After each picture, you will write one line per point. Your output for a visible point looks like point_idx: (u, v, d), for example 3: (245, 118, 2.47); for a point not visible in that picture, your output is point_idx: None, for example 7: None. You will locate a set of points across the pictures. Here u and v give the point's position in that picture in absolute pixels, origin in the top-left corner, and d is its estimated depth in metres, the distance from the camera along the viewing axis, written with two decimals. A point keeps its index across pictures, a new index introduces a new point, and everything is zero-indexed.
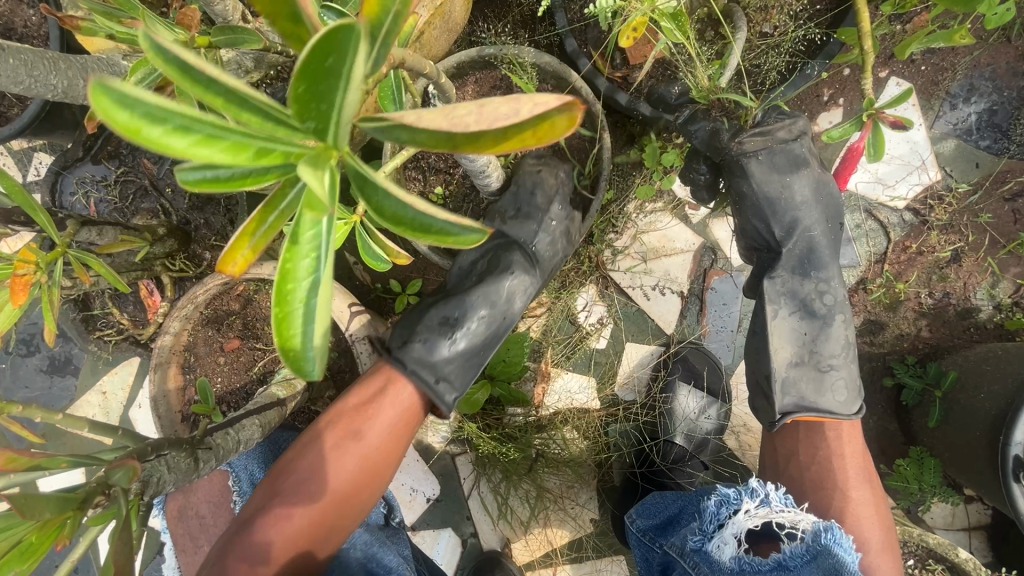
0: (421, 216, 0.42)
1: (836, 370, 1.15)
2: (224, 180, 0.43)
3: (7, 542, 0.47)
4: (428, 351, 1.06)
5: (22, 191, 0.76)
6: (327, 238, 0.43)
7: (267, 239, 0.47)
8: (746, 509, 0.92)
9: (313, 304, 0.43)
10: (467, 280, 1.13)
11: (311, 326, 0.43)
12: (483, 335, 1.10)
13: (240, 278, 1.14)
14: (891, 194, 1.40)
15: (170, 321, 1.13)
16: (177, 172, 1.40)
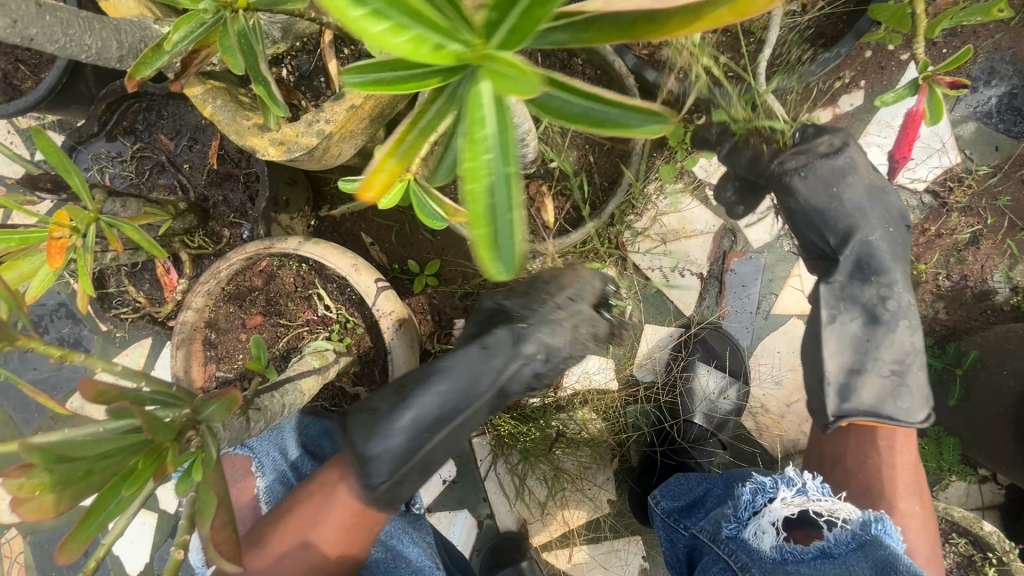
0: (590, 110, 0.54)
1: (904, 377, 1.15)
2: (388, 81, 0.53)
3: (111, 470, 0.53)
4: (364, 432, 0.96)
5: (58, 152, 0.75)
6: (499, 136, 0.46)
7: (409, 155, 0.53)
8: (781, 497, 0.95)
9: (498, 198, 0.46)
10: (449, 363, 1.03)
11: (504, 220, 0.46)
12: (431, 427, 0.98)
13: (264, 252, 1.13)
14: (911, 176, 1.41)
15: (193, 296, 1.12)
16: (194, 149, 1.38)
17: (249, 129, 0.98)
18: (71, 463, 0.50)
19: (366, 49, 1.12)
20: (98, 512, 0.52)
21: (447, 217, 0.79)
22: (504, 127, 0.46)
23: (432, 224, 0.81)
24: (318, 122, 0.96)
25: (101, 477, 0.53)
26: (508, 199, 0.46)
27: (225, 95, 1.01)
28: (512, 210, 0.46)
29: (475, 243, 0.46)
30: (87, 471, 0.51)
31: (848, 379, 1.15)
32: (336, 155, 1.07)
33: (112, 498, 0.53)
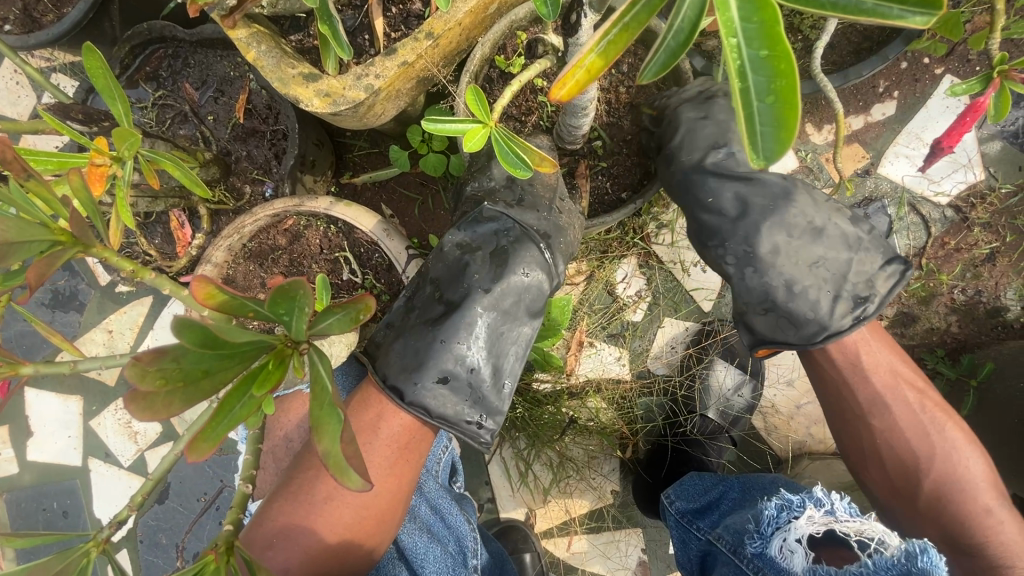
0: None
1: (819, 290, 1.04)
2: None
3: (234, 371, 0.48)
4: (452, 358, 0.96)
5: (107, 75, 0.71)
6: (748, 19, 0.36)
7: (603, 49, 0.39)
8: (809, 515, 0.88)
9: (752, 80, 0.37)
10: (459, 291, 0.99)
11: (758, 110, 0.38)
12: (496, 356, 0.99)
13: (292, 210, 1.10)
14: (935, 189, 1.43)
15: (214, 249, 1.10)
16: (219, 101, 1.33)
17: (294, 78, 0.95)
18: (199, 357, 0.44)
19: (414, 10, 1.10)
20: (226, 415, 0.48)
21: (534, 167, 0.63)
22: (762, 5, 0.35)
23: (514, 174, 0.63)
24: (366, 76, 0.93)
25: (217, 380, 0.46)
26: (769, 79, 0.37)
27: (270, 41, 0.97)
28: (771, 95, 0.37)
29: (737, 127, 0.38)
30: (204, 370, 0.45)
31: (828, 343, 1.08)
32: (378, 115, 1.04)
33: (238, 400, 0.49)
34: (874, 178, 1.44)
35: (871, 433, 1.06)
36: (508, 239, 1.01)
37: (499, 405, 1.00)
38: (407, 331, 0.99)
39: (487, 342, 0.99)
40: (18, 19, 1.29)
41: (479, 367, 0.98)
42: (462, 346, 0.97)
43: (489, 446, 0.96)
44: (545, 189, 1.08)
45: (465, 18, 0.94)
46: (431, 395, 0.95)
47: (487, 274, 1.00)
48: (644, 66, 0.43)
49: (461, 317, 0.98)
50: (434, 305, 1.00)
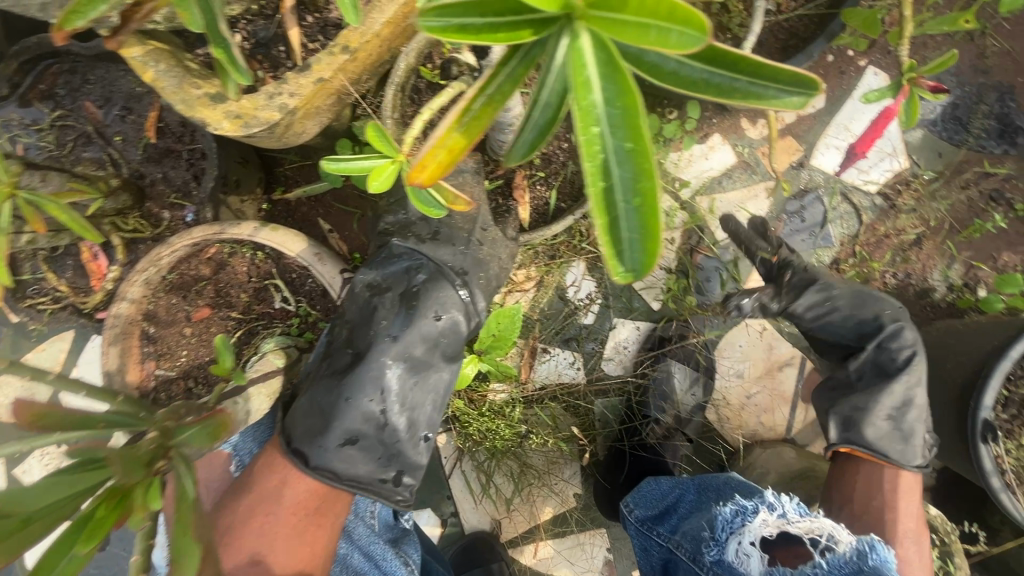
0: (720, 83, 0.49)
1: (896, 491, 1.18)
2: (473, 31, 0.48)
3: (66, 514, 0.53)
4: (359, 415, 0.93)
5: None
6: (611, 107, 0.46)
7: (471, 126, 0.51)
8: (763, 518, 0.92)
9: (625, 172, 0.46)
10: (362, 340, 0.95)
11: (627, 211, 0.47)
12: (409, 408, 0.98)
13: (212, 238, 1.02)
14: (865, 178, 1.48)
15: (129, 286, 1.01)
16: (127, 119, 1.22)
17: (199, 99, 0.87)
18: (21, 510, 0.50)
19: (332, 18, 1.03)
20: (57, 556, 0.53)
21: (446, 205, 0.67)
22: (622, 94, 0.46)
23: (426, 214, 0.67)
24: (280, 95, 0.87)
25: (40, 525, 0.51)
26: (634, 172, 0.46)
27: (170, 59, 0.89)
28: (637, 198, 0.47)
29: (607, 246, 0.48)
30: (23, 521, 0.49)
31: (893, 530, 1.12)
32: (298, 133, 0.98)
33: (73, 539, 0.54)
34: (808, 170, 1.48)
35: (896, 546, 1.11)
36: (420, 277, 0.98)
37: (416, 459, 0.99)
38: (314, 387, 0.95)
39: (399, 395, 0.96)
40: None
41: (392, 422, 0.96)
42: (370, 401, 0.94)
43: (405, 504, 0.97)
44: (464, 220, 1.04)
45: (383, 29, 0.89)
46: (340, 457, 0.93)
47: (395, 320, 0.96)
48: (514, 148, 0.57)
49: (370, 372, 0.94)
50: (342, 354, 0.96)
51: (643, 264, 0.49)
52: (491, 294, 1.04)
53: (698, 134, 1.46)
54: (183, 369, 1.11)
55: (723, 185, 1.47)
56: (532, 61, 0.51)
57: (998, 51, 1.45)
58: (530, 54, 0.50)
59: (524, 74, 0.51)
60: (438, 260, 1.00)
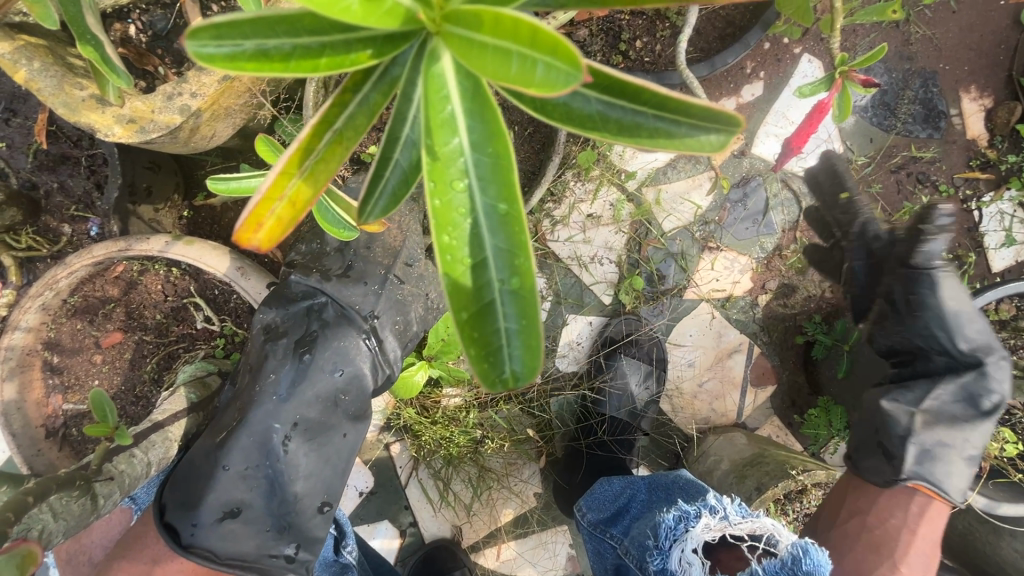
0: (619, 118, 0.47)
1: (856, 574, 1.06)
2: (297, 61, 0.44)
3: None
4: (243, 479, 0.87)
5: None
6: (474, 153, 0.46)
7: (317, 166, 0.48)
8: (704, 523, 0.88)
9: (491, 239, 0.47)
10: (246, 395, 0.89)
11: (502, 296, 0.47)
12: (306, 469, 0.91)
13: (117, 256, 0.92)
14: (803, 165, 1.51)
15: (20, 313, 0.90)
16: (13, 122, 1.09)
17: (83, 102, 0.77)
18: None
19: (240, 8, 0.93)
20: None
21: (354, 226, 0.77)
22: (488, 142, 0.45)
23: (337, 233, 0.78)
24: (180, 96, 0.78)
25: None
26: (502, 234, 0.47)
27: (46, 55, 0.78)
28: (513, 279, 0.47)
29: (478, 349, 0.47)
30: None
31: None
32: (208, 136, 0.89)
33: None
34: (749, 159, 1.49)
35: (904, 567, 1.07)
36: (319, 324, 0.93)
37: (314, 533, 0.92)
38: (194, 449, 0.88)
39: (291, 458, 0.90)
40: None
41: (283, 492, 0.89)
42: (257, 464, 0.87)
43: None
44: (376, 244, 0.98)
45: None
46: (217, 533, 0.85)
47: (285, 374, 0.90)
48: (369, 208, 0.52)
49: (253, 435, 0.87)
50: (229, 413, 0.90)
51: (523, 365, 0.48)
52: (404, 340, 0.98)
53: None
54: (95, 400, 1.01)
55: (669, 176, 1.47)
56: (388, 92, 0.49)
57: (921, 37, 1.50)
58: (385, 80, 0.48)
59: (381, 101, 0.49)
60: (340, 308, 0.94)
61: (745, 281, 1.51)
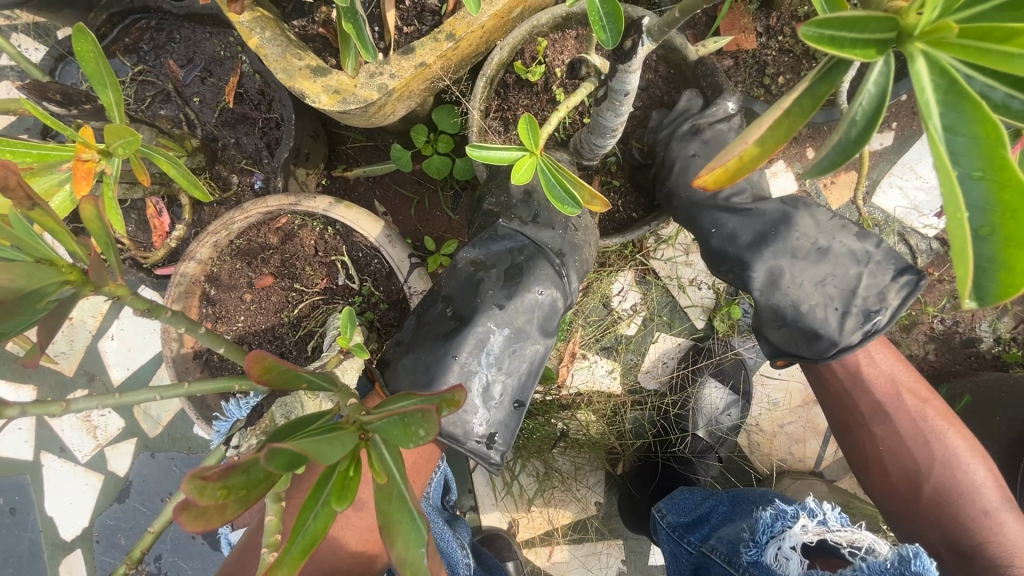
0: None
1: (826, 308, 0.99)
2: (844, 44, 0.34)
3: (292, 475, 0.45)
4: (464, 372, 0.94)
5: (98, 58, 0.63)
6: (954, 130, 0.35)
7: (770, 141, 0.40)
8: (803, 524, 0.85)
9: (974, 193, 0.35)
10: (467, 302, 0.96)
11: (976, 242, 0.35)
12: (512, 372, 0.96)
13: (286, 208, 1.03)
14: (924, 222, 1.47)
15: (199, 246, 1.02)
16: (207, 82, 1.23)
17: (301, 71, 0.88)
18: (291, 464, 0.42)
19: (429, 5, 1.03)
20: (300, 533, 0.46)
21: (582, 204, 0.59)
22: (982, 121, 0.34)
23: (559, 211, 0.60)
24: (381, 76, 0.87)
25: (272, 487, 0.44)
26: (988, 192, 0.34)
27: (274, 27, 0.90)
28: (992, 225, 0.34)
29: (963, 264, 0.34)
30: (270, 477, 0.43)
31: (789, 270, 1.00)
32: (387, 114, 0.98)
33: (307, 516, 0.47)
34: (867, 208, 1.47)
35: (874, 441, 1.06)
36: (522, 256, 0.97)
37: (510, 425, 0.96)
38: (416, 345, 0.97)
39: (499, 362, 0.95)
40: None
41: (488, 387, 0.95)
42: (472, 361, 0.94)
43: (500, 464, 0.93)
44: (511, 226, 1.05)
45: (488, 22, 0.89)
46: (446, 413, 0.92)
47: (501, 288, 0.96)
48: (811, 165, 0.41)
49: (472, 334, 0.95)
50: (445, 320, 0.96)
51: (1000, 287, 0.35)
52: (584, 276, 1.03)
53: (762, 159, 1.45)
54: (238, 334, 1.11)
55: None
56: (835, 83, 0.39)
57: None
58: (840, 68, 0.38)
59: (826, 93, 0.39)
60: (540, 238, 1.00)
61: None
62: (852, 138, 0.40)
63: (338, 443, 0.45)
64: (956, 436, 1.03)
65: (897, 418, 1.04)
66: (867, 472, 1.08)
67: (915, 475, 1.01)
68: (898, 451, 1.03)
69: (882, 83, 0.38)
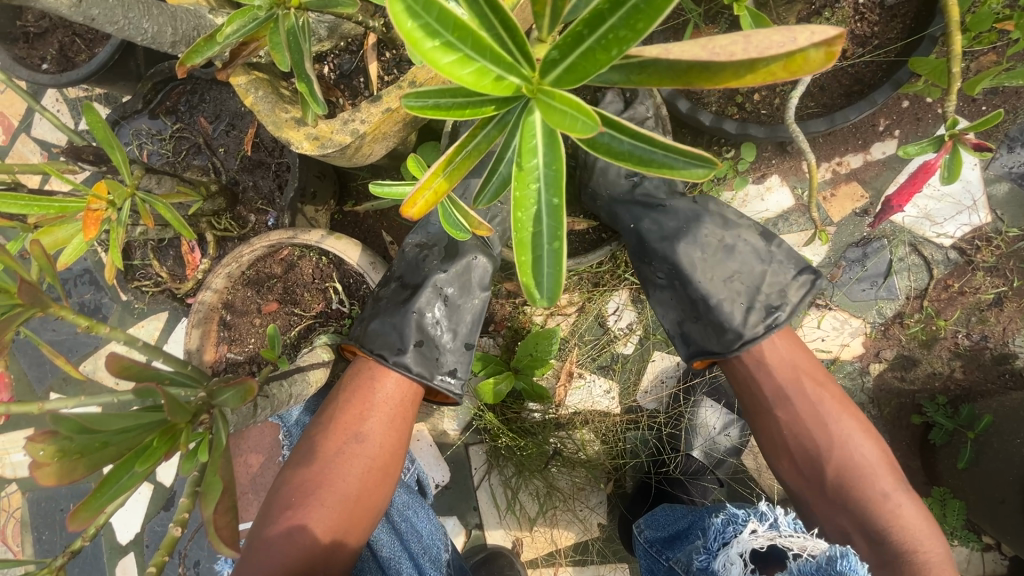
0: (651, 153, 0.51)
1: (733, 302, 1.09)
2: (447, 108, 0.53)
3: (120, 445, 0.55)
4: (420, 325, 1.09)
5: (105, 126, 0.77)
6: (548, 168, 0.54)
7: (454, 175, 0.57)
8: (752, 528, 0.83)
9: (541, 229, 0.58)
10: (420, 268, 1.13)
11: (547, 252, 0.59)
12: (463, 320, 1.13)
13: (285, 242, 1.15)
14: (938, 231, 1.39)
15: (213, 277, 1.16)
16: (231, 134, 1.41)
17: (286, 122, 1.00)
18: (94, 433, 0.54)
19: (406, 55, 1.14)
20: (112, 485, 0.56)
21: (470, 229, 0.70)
22: (557, 160, 0.54)
23: (456, 236, 0.73)
24: (354, 122, 0.99)
25: (116, 450, 0.55)
26: (555, 229, 0.58)
27: (267, 87, 1.04)
28: (555, 240, 0.58)
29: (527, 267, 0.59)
30: (103, 442, 0.54)
31: (698, 262, 1.11)
32: (366, 155, 1.09)
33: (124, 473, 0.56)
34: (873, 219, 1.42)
35: (780, 428, 1.05)
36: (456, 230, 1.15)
37: (465, 363, 1.12)
38: (379, 309, 1.11)
39: (448, 313, 1.12)
40: (55, 58, 1.42)
41: (443, 335, 1.11)
42: (429, 314, 1.10)
43: (460, 395, 1.10)
44: (479, 249, 1.15)
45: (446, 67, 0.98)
46: (414, 358, 1.08)
47: (446, 258, 1.13)
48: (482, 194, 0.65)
49: (427, 292, 1.11)
50: (401, 290, 1.12)
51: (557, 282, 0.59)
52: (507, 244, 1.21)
53: (755, 174, 1.43)
54: (249, 355, 1.25)
55: (779, 228, 1.44)
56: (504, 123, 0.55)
57: None
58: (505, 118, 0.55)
59: (497, 136, 0.56)
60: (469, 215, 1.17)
61: (855, 345, 1.43)
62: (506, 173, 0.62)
63: (131, 417, 0.57)
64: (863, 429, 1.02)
65: (798, 402, 1.03)
66: (779, 460, 1.06)
67: (819, 458, 1.00)
68: (802, 436, 1.02)
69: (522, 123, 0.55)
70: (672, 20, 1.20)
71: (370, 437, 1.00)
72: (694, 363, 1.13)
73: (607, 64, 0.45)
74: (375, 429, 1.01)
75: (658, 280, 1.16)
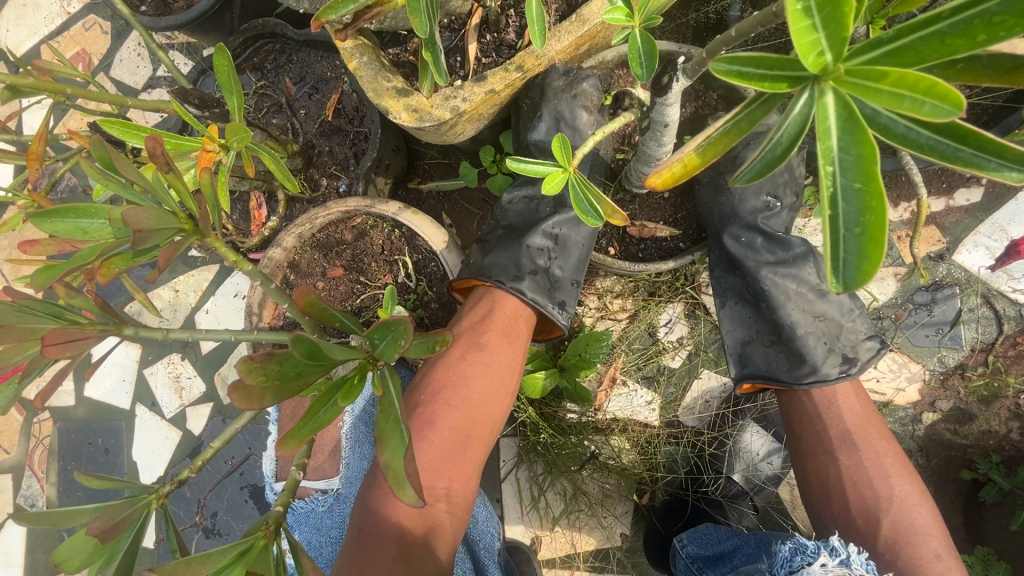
0: (960, 151, 0.41)
1: (819, 339, 1.06)
2: (748, 77, 0.44)
3: (313, 377, 0.53)
4: (534, 260, 1.12)
5: (230, 71, 0.78)
6: (846, 152, 0.42)
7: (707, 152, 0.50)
8: (822, 562, 0.81)
9: (846, 209, 0.42)
10: (534, 215, 1.17)
11: (846, 238, 0.43)
12: (572, 261, 1.15)
13: (361, 210, 1.15)
14: (1014, 286, 1.36)
15: (286, 235, 1.17)
16: (313, 97, 1.42)
17: (388, 90, 1.00)
18: (296, 362, 0.50)
19: (507, 40, 1.14)
20: (313, 417, 0.55)
21: (603, 217, 0.70)
22: (863, 142, 0.41)
23: (584, 221, 0.73)
24: (456, 99, 0.98)
25: (304, 382, 0.52)
26: (861, 211, 0.42)
27: (371, 53, 1.04)
28: (858, 227, 0.42)
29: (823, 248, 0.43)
30: (297, 373, 0.51)
31: (791, 293, 1.09)
32: (457, 134, 1.09)
33: (321, 408, 0.56)
34: (947, 265, 1.38)
35: (839, 471, 1.00)
36: None
37: (573, 298, 1.14)
38: (491, 246, 1.13)
39: (557, 251, 1.15)
40: (153, 3, 1.44)
41: (556, 270, 1.14)
42: (541, 250, 1.13)
43: (568, 326, 1.11)
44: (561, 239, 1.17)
45: (556, 56, 0.98)
46: (529, 284, 1.09)
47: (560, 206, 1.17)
48: (744, 170, 0.50)
49: (541, 230, 1.14)
50: (510, 234, 1.15)
51: (860, 274, 0.42)
52: None
53: None
54: None
55: None
56: (772, 106, 0.46)
57: None
58: (776, 98, 0.46)
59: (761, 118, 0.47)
60: None
61: (910, 391, 1.39)
62: (776, 154, 0.48)
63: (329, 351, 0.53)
64: (920, 487, 0.98)
65: (862, 449, 1.00)
66: (826, 502, 1.01)
67: (874, 507, 0.96)
68: (861, 484, 0.98)
69: (806, 110, 0.44)
70: (775, 38, 1.18)
71: (466, 422, 0.96)
72: (743, 385, 1.12)
73: (964, 52, 0.36)
74: (469, 414, 0.97)
75: (741, 294, 1.14)
